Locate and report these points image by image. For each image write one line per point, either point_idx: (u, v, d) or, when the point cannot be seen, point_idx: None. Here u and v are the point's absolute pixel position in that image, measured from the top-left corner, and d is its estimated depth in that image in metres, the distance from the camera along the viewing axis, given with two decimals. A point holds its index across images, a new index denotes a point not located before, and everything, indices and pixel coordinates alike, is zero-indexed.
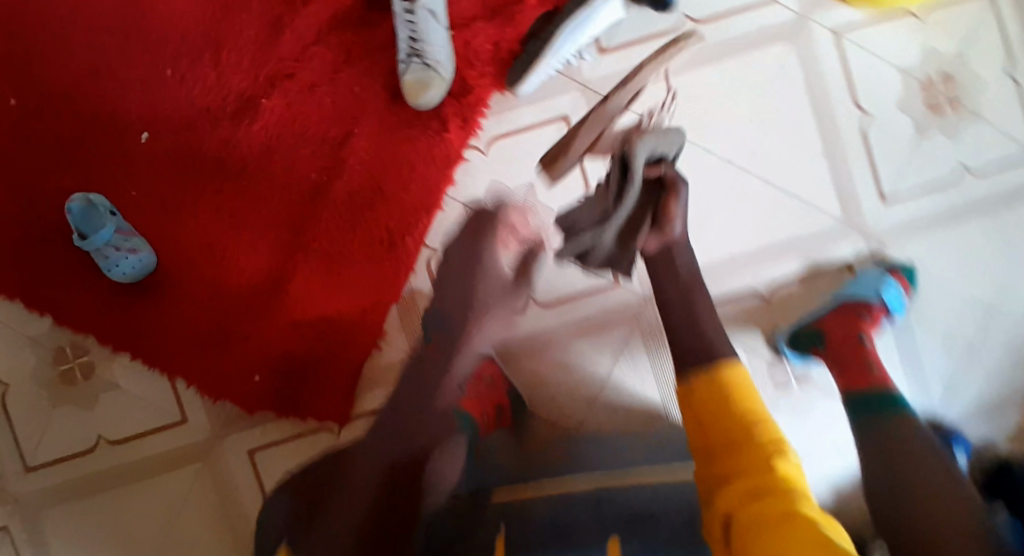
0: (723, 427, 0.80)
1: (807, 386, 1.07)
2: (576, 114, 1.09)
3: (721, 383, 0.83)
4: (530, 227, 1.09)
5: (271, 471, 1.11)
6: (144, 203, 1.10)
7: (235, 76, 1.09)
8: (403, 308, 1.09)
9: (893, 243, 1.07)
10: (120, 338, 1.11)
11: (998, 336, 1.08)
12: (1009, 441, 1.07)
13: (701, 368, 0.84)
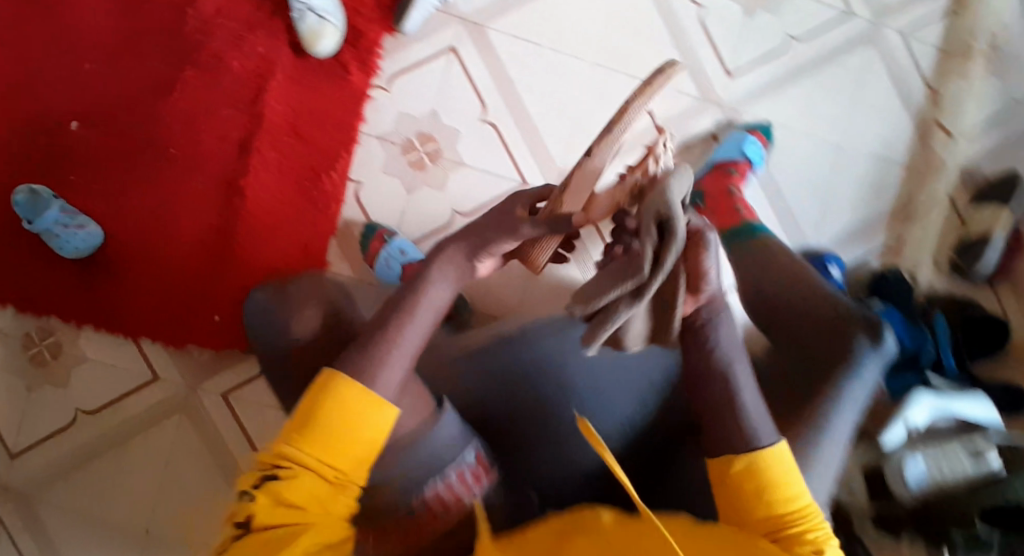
0: (768, 507, 0.71)
1: None
2: (461, 44, 1.23)
3: (764, 468, 0.72)
4: (439, 147, 1.24)
5: (247, 407, 1.23)
6: (84, 185, 1.19)
7: (146, 60, 1.20)
8: (342, 239, 1.22)
9: (748, 107, 1.26)
10: (85, 312, 1.21)
11: (848, 172, 1.28)
12: (879, 259, 1.27)
13: (739, 455, 0.73)
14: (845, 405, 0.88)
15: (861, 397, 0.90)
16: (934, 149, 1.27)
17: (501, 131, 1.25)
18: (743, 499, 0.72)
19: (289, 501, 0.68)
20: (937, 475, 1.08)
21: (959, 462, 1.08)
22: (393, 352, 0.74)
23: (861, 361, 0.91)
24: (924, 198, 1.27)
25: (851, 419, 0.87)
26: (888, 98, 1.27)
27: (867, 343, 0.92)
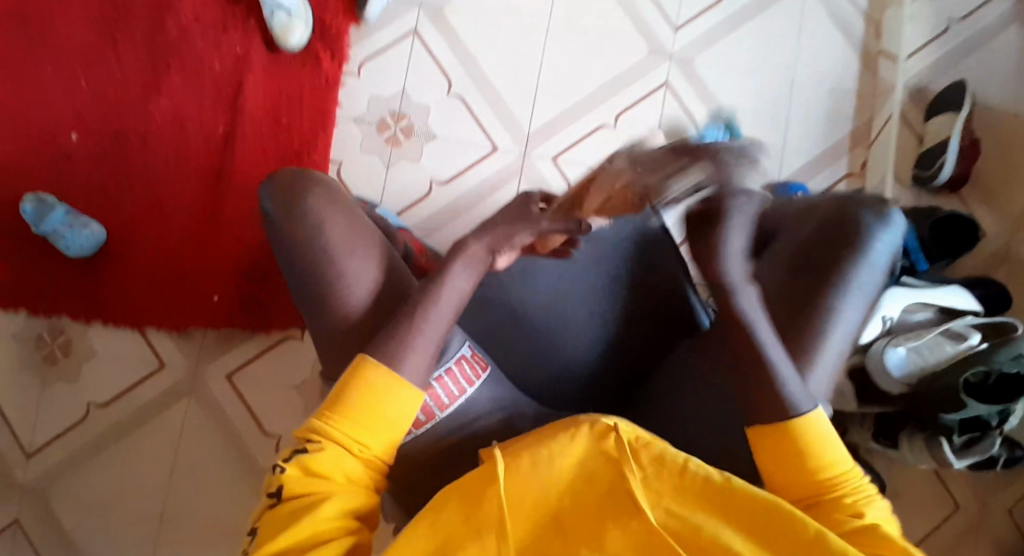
0: (806, 471, 0.72)
1: None
2: (422, 27, 1.33)
3: (800, 438, 0.73)
4: (411, 123, 1.31)
5: (251, 384, 1.30)
6: (84, 191, 1.28)
7: (133, 71, 1.30)
8: None
9: (697, 55, 1.33)
10: (93, 306, 1.29)
11: (803, 105, 1.33)
12: (844, 182, 1.32)
13: (771, 427, 0.74)
14: (853, 290, 0.80)
15: (871, 283, 0.81)
16: (880, 74, 1.34)
17: (468, 103, 1.32)
18: (785, 453, 0.73)
19: (317, 472, 0.72)
20: (921, 363, 1.12)
21: (942, 348, 1.12)
22: (426, 322, 0.78)
23: (875, 244, 0.81)
24: (879, 120, 1.33)
25: (864, 299, 0.81)
26: (830, 32, 1.34)
27: (877, 225, 0.82)
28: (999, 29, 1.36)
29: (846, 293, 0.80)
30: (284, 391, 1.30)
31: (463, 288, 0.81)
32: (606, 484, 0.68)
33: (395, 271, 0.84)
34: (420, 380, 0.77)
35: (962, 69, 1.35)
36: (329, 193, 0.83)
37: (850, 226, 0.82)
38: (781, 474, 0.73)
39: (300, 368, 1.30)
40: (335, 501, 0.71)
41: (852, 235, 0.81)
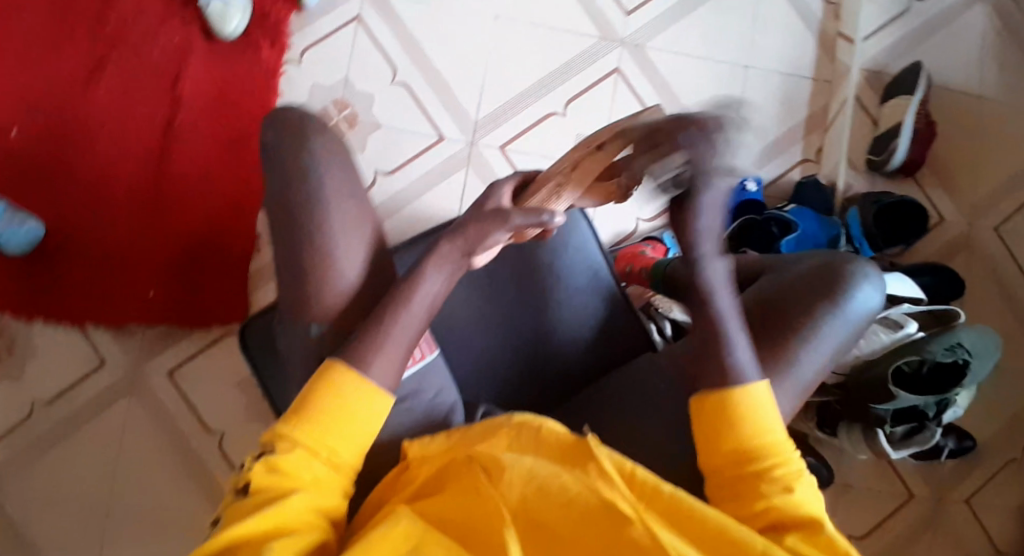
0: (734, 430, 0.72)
1: None
2: (365, 14, 1.28)
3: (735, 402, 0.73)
4: (355, 112, 1.26)
5: (193, 381, 1.30)
6: (20, 186, 1.24)
7: (68, 62, 1.26)
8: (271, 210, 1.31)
9: (649, 42, 1.29)
10: (31, 306, 1.26)
11: (756, 90, 1.31)
12: (799, 168, 1.32)
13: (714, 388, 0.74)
14: (823, 342, 0.85)
15: (849, 326, 0.86)
16: (838, 57, 1.32)
17: (414, 91, 1.27)
18: (718, 425, 0.73)
19: (278, 468, 0.68)
20: (858, 354, 1.25)
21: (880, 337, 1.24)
22: (397, 325, 0.76)
23: (855, 301, 0.87)
24: (835, 105, 1.32)
25: (842, 340, 0.86)
26: (787, 16, 1.31)
27: (863, 281, 0.88)
28: (962, 10, 1.34)
29: (817, 342, 0.85)
30: (230, 387, 1.30)
31: (434, 289, 0.78)
32: (566, 489, 0.68)
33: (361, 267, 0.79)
34: (386, 381, 0.74)
35: (924, 50, 1.32)
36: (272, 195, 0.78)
37: (840, 281, 0.87)
38: (707, 446, 0.73)
39: (242, 363, 1.31)
40: (303, 496, 0.68)
41: (837, 286, 0.87)
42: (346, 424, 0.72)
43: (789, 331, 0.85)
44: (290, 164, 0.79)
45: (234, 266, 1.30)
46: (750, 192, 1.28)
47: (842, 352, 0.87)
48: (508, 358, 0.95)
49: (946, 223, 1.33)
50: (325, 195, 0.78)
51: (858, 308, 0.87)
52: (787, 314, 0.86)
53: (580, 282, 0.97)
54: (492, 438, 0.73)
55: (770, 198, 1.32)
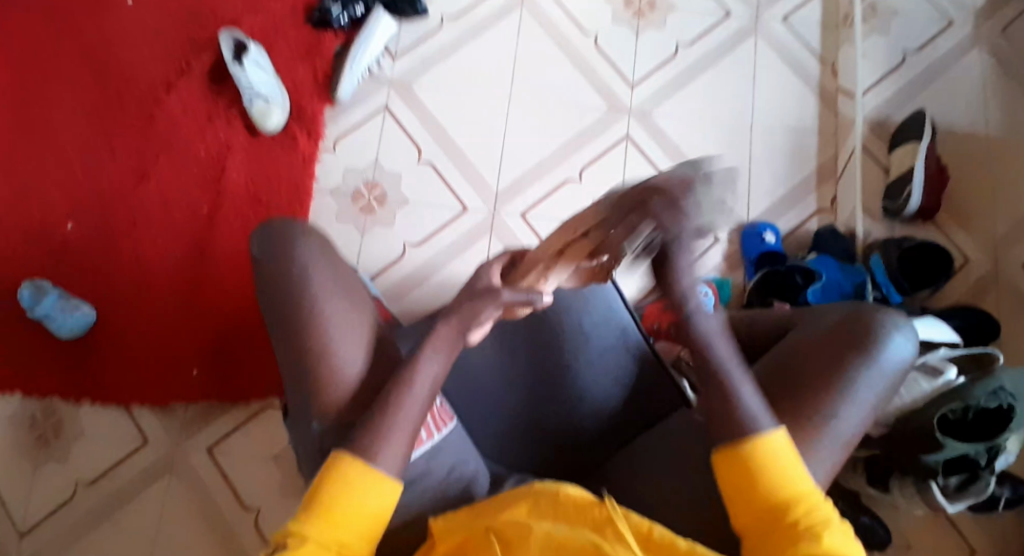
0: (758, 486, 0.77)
1: None
2: (392, 103, 1.37)
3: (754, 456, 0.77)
4: (384, 190, 1.35)
5: (231, 458, 1.32)
6: (78, 275, 1.34)
7: (125, 162, 1.37)
8: None
9: (656, 109, 1.37)
10: (81, 388, 1.33)
11: (763, 147, 1.37)
12: (815, 219, 1.36)
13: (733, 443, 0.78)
14: (861, 395, 0.93)
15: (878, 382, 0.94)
16: (840, 111, 1.37)
17: (439, 169, 1.35)
18: (744, 473, 0.77)
19: None
20: (899, 403, 1.22)
21: (919, 386, 1.21)
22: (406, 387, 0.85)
23: (887, 351, 0.94)
24: (843, 155, 1.36)
25: (874, 399, 0.94)
26: (786, 77, 1.38)
27: (893, 334, 0.95)
28: (958, 55, 1.38)
29: (857, 396, 0.93)
30: (264, 462, 1.32)
31: (435, 371, 0.87)
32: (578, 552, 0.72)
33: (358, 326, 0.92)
34: (393, 469, 0.81)
35: (924, 97, 1.36)
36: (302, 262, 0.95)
37: (869, 332, 0.95)
38: (737, 495, 0.77)
39: (279, 437, 1.33)
40: None
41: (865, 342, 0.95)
42: (364, 512, 0.79)
43: (825, 387, 0.93)
44: (283, 269, 0.93)
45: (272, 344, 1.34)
46: (768, 244, 1.31)
47: (882, 400, 0.95)
48: (558, 426, 1.05)
49: (972, 262, 1.33)
50: (316, 294, 0.92)
51: (891, 357, 0.95)
52: (819, 370, 0.94)
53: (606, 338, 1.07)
54: (513, 508, 0.78)
55: (789, 248, 1.35)
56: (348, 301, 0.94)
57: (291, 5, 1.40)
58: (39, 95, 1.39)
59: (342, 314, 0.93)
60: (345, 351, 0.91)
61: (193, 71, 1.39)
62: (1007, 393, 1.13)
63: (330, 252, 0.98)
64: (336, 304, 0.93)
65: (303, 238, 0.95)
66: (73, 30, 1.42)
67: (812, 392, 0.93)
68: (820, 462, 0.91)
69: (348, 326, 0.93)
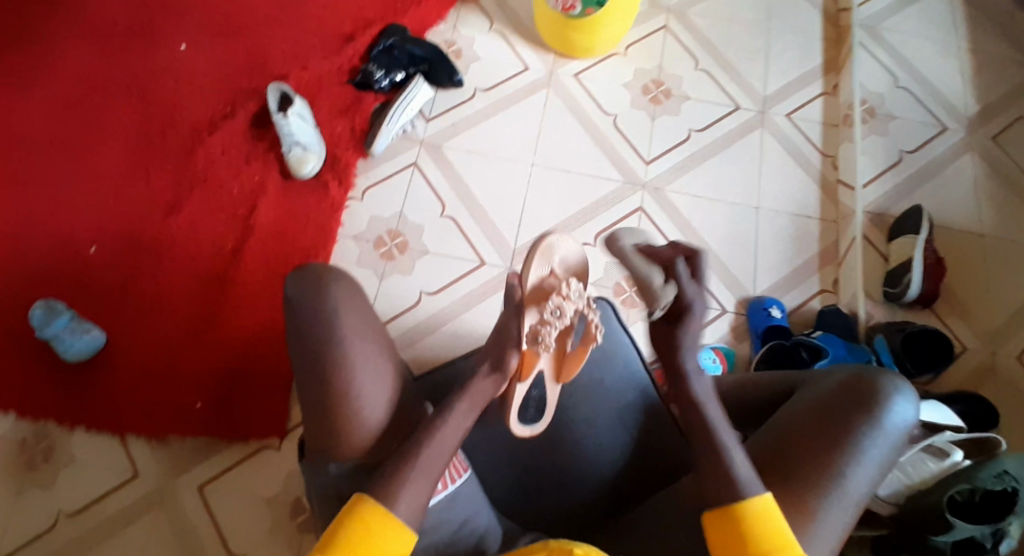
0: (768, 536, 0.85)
1: None
2: (421, 160, 1.45)
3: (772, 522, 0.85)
4: (406, 240, 1.40)
5: (223, 498, 1.27)
6: (95, 300, 1.34)
7: (159, 195, 1.41)
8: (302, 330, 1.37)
9: (669, 186, 1.45)
10: (78, 415, 1.29)
11: (769, 228, 1.44)
12: (819, 298, 1.40)
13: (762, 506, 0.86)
14: (867, 455, 0.93)
15: (882, 448, 0.94)
16: (841, 200, 1.46)
17: (460, 223, 1.41)
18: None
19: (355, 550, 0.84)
20: (906, 481, 1.18)
21: (926, 465, 1.16)
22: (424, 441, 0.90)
23: (891, 413, 0.95)
24: (844, 241, 1.43)
25: (874, 465, 0.94)
26: (790, 166, 1.48)
27: (895, 396, 0.96)
28: (951, 158, 1.48)
29: (862, 457, 0.93)
30: (255, 505, 1.26)
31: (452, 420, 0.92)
32: None
33: (373, 353, 0.96)
34: (408, 516, 0.86)
35: (920, 194, 1.46)
36: (337, 280, 0.98)
37: (873, 392, 0.96)
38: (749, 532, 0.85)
39: (275, 479, 1.28)
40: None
41: (868, 403, 0.95)
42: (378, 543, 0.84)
43: (830, 446, 0.94)
44: (309, 305, 0.95)
45: (278, 383, 1.32)
46: (775, 318, 1.35)
47: (888, 463, 0.95)
48: (571, 479, 1.04)
49: (969, 352, 1.35)
50: (340, 331, 0.94)
51: (896, 420, 0.95)
52: (823, 430, 0.95)
53: (621, 393, 1.09)
54: None
55: (794, 323, 1.39)
56: (371, 343, 0.96)
57: (336, 64, 1.50)
58: (84, 126, 1.45)
59: (364, 352, 0.94)
60: (362, 392, 0.94)
61: (236, 117, 1.46)
62: (1012, 477, 1.08)
63: (352, 288, 0.98)
64: (360, 343, 0.94)
65: (329, 275, 0.96)
66: (124, 70, 1.49)
67: (818, 451, 0.94)
68: (829, 523, 0.92)
69: (366, 362, 0.95)
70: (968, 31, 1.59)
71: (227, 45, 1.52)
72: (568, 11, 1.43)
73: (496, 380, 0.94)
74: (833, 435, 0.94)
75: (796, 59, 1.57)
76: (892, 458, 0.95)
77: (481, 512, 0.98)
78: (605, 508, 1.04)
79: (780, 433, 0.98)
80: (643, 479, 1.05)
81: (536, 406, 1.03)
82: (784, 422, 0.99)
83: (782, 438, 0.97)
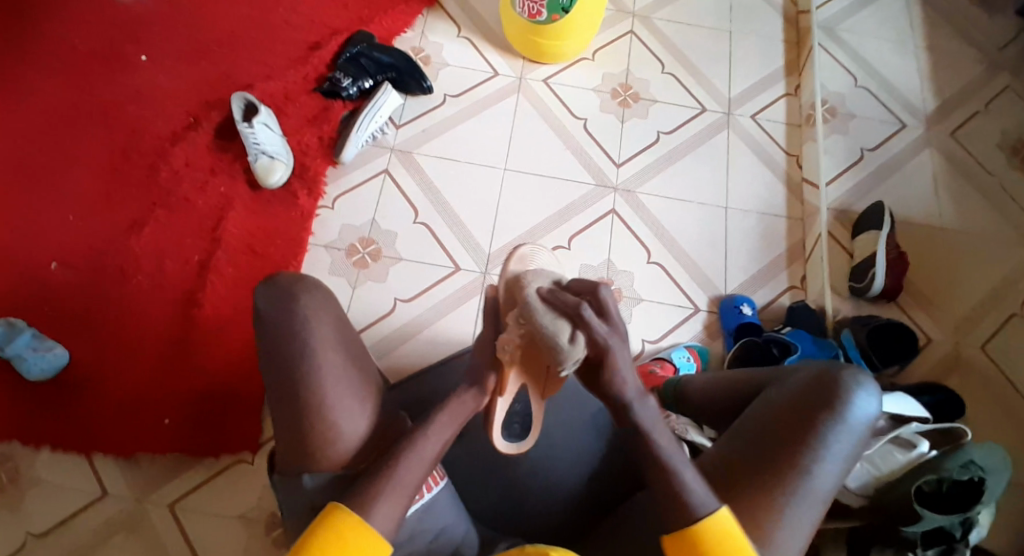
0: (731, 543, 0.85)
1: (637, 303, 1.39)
2: (392, 167, 1.44)
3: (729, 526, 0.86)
4: (378, 247, 1.39)
5: (196, 516, 1.24)
6: (57, 317, 1.30)
7: (122, 207, 1.37)
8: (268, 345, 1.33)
9: (639, 188, 1.47)
10: (42, 436, 1.25)
11: (738, 227, 1.46)
12: (788, 295, 1.43)
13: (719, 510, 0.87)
14: (831, 451, 0.95)
15: (847, 444, 0.96)
16: (806, 199, 1.49)
17: (432, 229, 1.40)
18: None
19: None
20: (875, 472, 1.18)
21: (894, 457, 1.17)
22: (408, 455, 0.89)
23: (854, 408, 0.97)
24: (811, 238, 1.46)
25: (840, 461, 0.96)
26: (756, 167, 1.51)
27: (858, 392, 0.98)
28: (910, 156, 1.52)
29: (828, 454, 0.95)
30: (229, 523, 1.24)
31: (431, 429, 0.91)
32: None
33: (356, 365, 0.96)
34: (384, 527, 0.85)
35: (881, 191, 1.49)
36: (314, 292, 0.97)
37: (836, 390, 0.98)
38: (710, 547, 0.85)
39: (248, 495, 1.26)
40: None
41: (833, 400, 0.97)
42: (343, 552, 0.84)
43: (797, 444, 0.96)
44: (283, 323, 0.95)
45: (251, 396, 1.30)
46: (746, 316, 1.37)
47: (854, 457, 0.97)
48: (552, 484, 1.05)
49: (934, 343, 1.39)
50: (319, 344, 0.94)
51: (859, 415, 0.97)
52: (790, 429, 0.97)
53: (603, 395, 1.09)
54: None
55: (764, 320, 1.41)
56: (347, 358, 0.96)
57: (303, 72, 1.48)
58: (41, 138, 1.41)
59: (340, 367, 0.94)
60: (340, 402, 0.93)
61: (201, 127, 1.43)
62: (977, 466, 1.11)
63: (330, 302, 0.98)
64: (332, 358, 0.94)
65: (303, 291, 0.97)
66: (84, 80, 1.46)
67: (786, 449, 0.96)
68: (799, 520, 0.94)
69: (340, 376, 0.94)
70: (923, 31, 1.64)
71: (190, 54, 1.49)
72: (536, 17, 1.44)
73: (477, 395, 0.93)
74: (799, 433, 0.96)
75: (759, 61, 1.60)
76: (856, 453, 0.97)
77: (463, 522, 0.98)
78: (585, 510, 1.04)
79: (748, 432, 0.99)
80: (624, 480, 1.05)
81: (520, 421, 1.03)
82: (751, 421, 1.00)
83: (752, 439, 0.98)
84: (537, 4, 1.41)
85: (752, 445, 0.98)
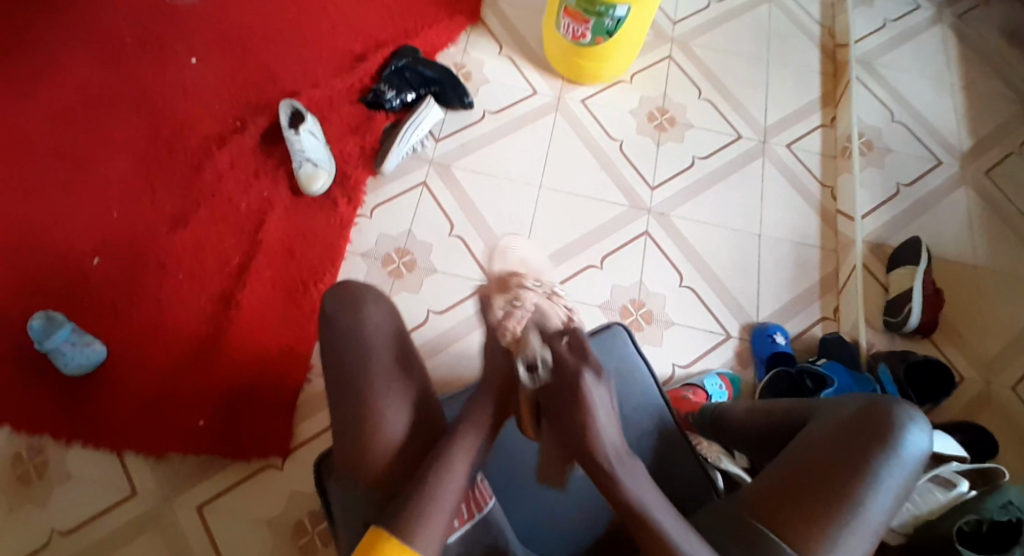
0: None
1: (672, 325, 1.40)
2: (431, 180, 1.45)
3: None
4: (414, 259, 1.39)
5: (223, 519, 1.24)
6: (96, 312, 1.31)
7: (165, 207, 1.39)
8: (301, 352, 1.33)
9: (674, 211, 1.48)
10: (74, 429, 1.26)
11: (771, 255, 1.47)
12: (820, 325, 1.43)
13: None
14: (882, 484, 0.94)
15: (899, 478, 0.95)
16: (840, 230, 1.49)
17: (468, 242, 1.41)
18: None
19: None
20: (915, 513, 1.15)
21: (934, 496, 1.14)
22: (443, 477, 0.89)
23: (906, 442, 0.96)
24: (844, 270, 1.46)
25: (891, 493, 0.95)
26: (791, 196, 1.52)
27: (910, 427, 0.97)
28: (945, 192, 1.53)
29: (878, 486, 0.94)
30: (256, 525, 1.24)
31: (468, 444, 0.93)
32: None
33: (407, 367, 0.97)
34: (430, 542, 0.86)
35: (916, 225, 1.50)
36: (366, 295, 0.99)
37: (887, 423, 0.97)
38: None
39: (276, 500, 1.25)
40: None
41: (886, 433, 0.96)
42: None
43: (845, 473, 0.95)
44: (342, 324, 0.96)
45: (280, 401, 1.30)
46: (779, 344, 1.36)
47: (903, 492, 0.96)
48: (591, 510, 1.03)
49: (966, 380, 1.38)
50: (365, 351, 0.95)
51: (910, 449, 0.96)
52: (841, 458, 0.96)
53: (641, 425, 1.11)
54: None
55: (797, 350, 1.41)
56: (400, 369, 0.96)
57: (347, 83, 1.51)
58: (90, 136, 1.43)
59: (393, 379, 0.95)
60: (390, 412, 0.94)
61: (246, 131, 1.45)
62: (1017, 506, 1.08)
63: (385, 310, 1.00)
64: (389, 369, 0.95)
65: (358, 305, 0.97)
66: (133, 81, 1.48)
67: (834, 479, 0.95)
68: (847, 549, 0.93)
69: (396, 390, 0.94)
70: (960, 69, 1.65)
71: (237, 59, 1.52)
72: (579, 39, 1.46)
73: (493, 396, 0.96)
74: (849, 461, 0.95)
75: (796, 94, 1.61)
76: (906, 487, 0.96)
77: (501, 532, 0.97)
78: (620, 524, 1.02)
79: (796, 457, 0.98)
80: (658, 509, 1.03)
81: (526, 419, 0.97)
82: (795, 452, 0.99)
83: (799, 466, 0.97)
84: (581, 27, 1.43)
85: (798, 471, 0.96)
